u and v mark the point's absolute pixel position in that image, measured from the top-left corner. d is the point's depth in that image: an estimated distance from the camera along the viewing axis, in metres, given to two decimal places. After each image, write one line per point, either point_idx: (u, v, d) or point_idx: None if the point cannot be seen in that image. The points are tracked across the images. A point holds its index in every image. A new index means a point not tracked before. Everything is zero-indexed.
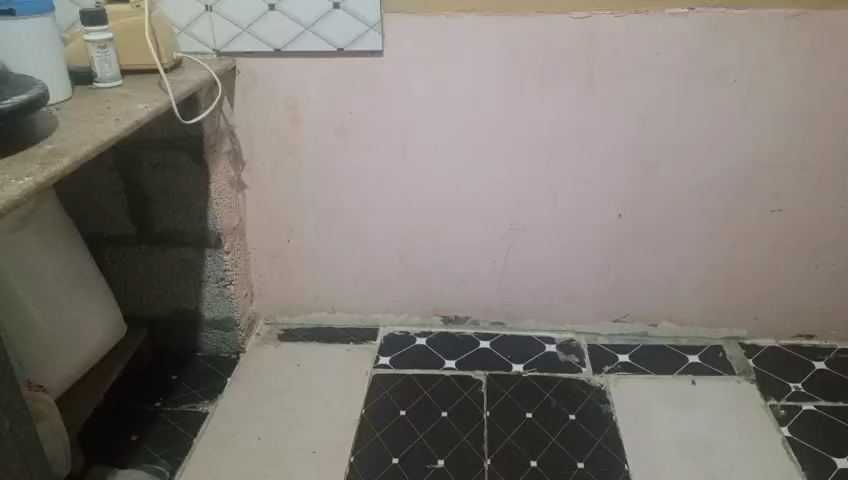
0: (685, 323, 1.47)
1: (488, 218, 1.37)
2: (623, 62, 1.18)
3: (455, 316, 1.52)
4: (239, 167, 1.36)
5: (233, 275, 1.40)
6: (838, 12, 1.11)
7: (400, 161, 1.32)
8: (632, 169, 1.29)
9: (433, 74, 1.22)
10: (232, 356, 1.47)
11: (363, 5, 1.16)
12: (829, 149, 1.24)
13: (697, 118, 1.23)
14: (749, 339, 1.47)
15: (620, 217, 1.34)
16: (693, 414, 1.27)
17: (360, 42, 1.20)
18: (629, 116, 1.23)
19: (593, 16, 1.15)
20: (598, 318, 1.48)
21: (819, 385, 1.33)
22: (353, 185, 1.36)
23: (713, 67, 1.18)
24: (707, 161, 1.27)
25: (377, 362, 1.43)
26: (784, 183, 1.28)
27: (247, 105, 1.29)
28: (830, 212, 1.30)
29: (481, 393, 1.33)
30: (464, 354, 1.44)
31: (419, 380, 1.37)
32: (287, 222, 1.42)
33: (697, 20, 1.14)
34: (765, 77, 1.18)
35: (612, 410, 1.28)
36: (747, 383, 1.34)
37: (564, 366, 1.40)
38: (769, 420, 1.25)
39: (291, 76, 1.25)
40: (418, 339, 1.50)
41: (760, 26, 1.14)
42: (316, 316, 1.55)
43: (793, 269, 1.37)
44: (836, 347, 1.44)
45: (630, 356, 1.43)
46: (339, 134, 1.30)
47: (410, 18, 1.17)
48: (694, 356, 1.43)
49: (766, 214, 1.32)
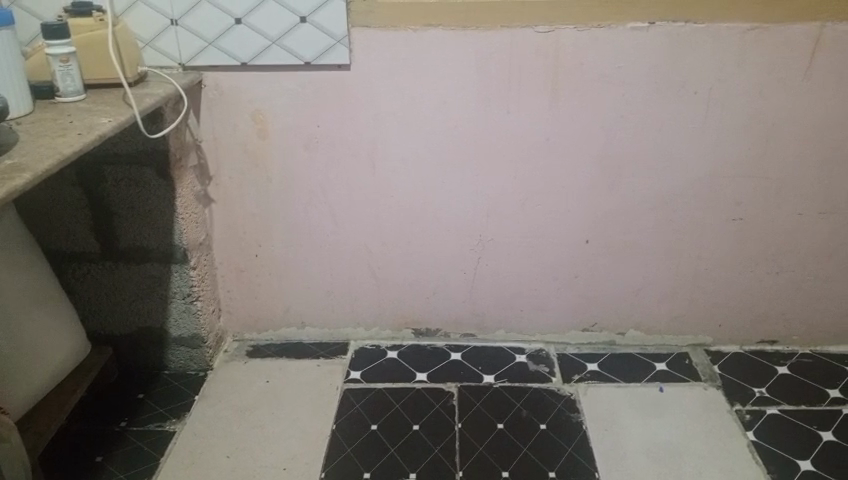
0: (652, 331, 1.49)
1: (457, 229, 1.38)
2: (587, 75, 1.21)
3: (426, 328, 1.51)
4: (206, 181, 1.35)
5: (200, 291, 1.39)
6: (792, 26, 1.15)
7: (368, 174, 1.32)
8: (598, 179, 1.31)
9: (401, 88, 1.23)
10: (200, 373, 1.45)
11: (331, 20, 1.17)
12: (786, 159, 1.28)
13: (660, 129, 1.25)
14: (714, 346, 1.49)
15: (588, 242, 1.38)
16: (661, 420, 1.29)
17: (327, 56, 1.20)
18: (594, 128, 1.26)
19: (557, 30, 1.17)
20: (567, 327, 1.49)
21: (782, 389, 1.36)
22: (322, 198, 1.35)
23: (674, 80, 1.21)
24: (670, 172, 1.30)
25: (348, 377, 1.42)
26: (744, 192, 1.31)
27: (213, 118, 1.28)
28: (789, 220, 1.34)
29: (453, 405, 1.33)
30: (435, 366, 1.44)
31: (390, 393, 1.36)
32: (254, 236, 1.41)
33: (658, 33, 1.17)
34: (724, 89, 1.21)
35: (582, 419, 1.29)
36: (713, 389, 1.36)
37: (534, 376, 1.41)
38: (735, 425, 1.27)
39: (258, 89, 1.25)
40: (388, 352, 1.49)
41: (718, 40, 1.17)
42: (286, 331, 1.53)
43: (755, 276, 1.41)
44: (798, 351, 1.47)
45: (598, 365, 1.44)
46: (307, 147, 1.30)
47: (377, 32, 1.18)
48: (662, 364, 1.45)
49: (728, 223, 1.35)
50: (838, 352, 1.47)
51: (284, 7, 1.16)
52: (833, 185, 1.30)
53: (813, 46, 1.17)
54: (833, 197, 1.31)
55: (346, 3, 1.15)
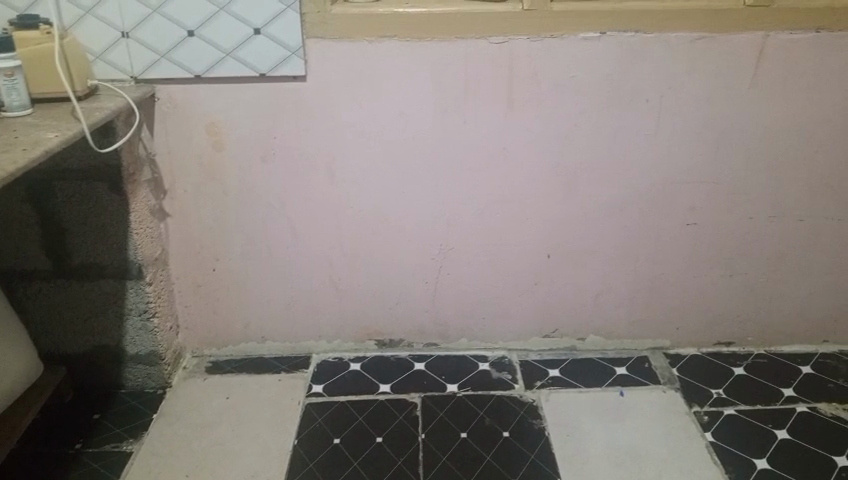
0: (611, 336, 1.51)
1: (417, 239, 1.38)
2: (541, 85, 1.22)
3: (389, 339, 1.51)
4: (161, 196, 1.32)
5: (156, 307, 1.36)
6: (737, 36, 1.19)
7: (327, 186, 1.32)
8: (555, 187, 1.32)
9: (357, 99, 1.23)
10: (158, 391, 1.42)
11: (285, 32, 1.16)
12: (736, 165, 1.31)
13: (613, 137, 1.27)
14: (673, 349, 1.52)
15: (549, 258, 1.40)
16: (622, 424, 1.30)
17: (282, 68, 1.19)
18: (550, 137, 1.27)
19: (510, 40, 1.18)
20: (529, 334, 1.50)
21: (738, 390, 1.39)
22: (281, 210, 1.34)
23: (626, 88, 1.23)
24: (625, 179, 1.32)
25: (310, 390, 1.40)
26: (697, 198, 1.34)
27: (167, 132, 1.26)
28: (741, 224, 1.37)
29: (416, 415, 1.32)
30: (398, 377, 1.43)
31: (353, 406, 1.35)
32: (212, 249, 1.39)
33: (609, 43, 1.19)
34: (675, 97, 1.24)
35: (545, 425, 1.30)
36: (672, 392, 1.39)
37: (497, 383, 1.41)
38: (694, 426, 1.29)
39: (213, 101, 1.23)
40: (351, 364, 1.48)
41: (667, 49, 1.20)
42: (246, 346, 1.51)
43: (710, 279, 1.43)
44: (753, 352, 1.51)
45: (560, 371, 1.45)
46: (264, 159, 1.29)
47: (332, 43, 1.18)
48: (622, 368, 1.47)
49: (682, 228, 1.37)
50: (791, 352, 1.51)
51: (237, 19, 1.15)
52: (781, 189, 1.34)
53: (758, 55, 1.21)
54: (781, 201, 1.35)
55: (300, 14, 1.15)
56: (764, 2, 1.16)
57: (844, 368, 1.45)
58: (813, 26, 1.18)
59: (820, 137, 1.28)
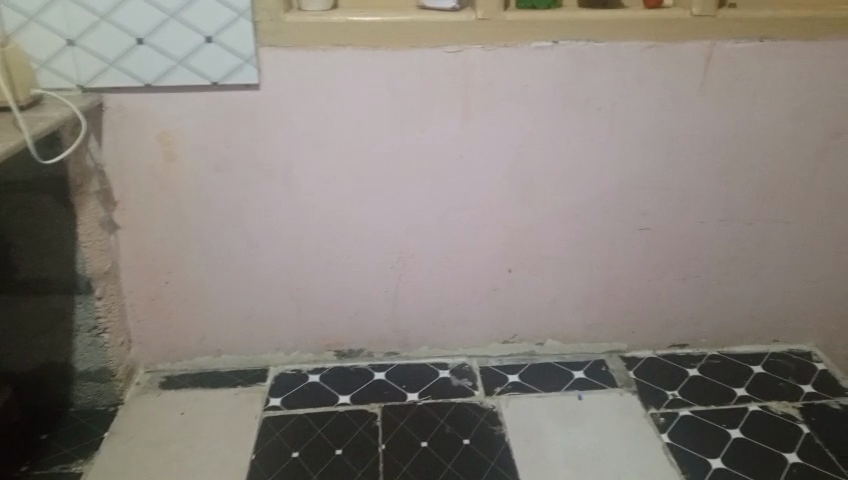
0: (570, 340, 1.52)
1: (376, 248, 1.37)
2: (496, 93, 1.23)
3: (349, 349, 1.49)
4: (110, 207, 1.29)
5: (107, 323, 1.33)
6: (684, 45, 1.22)
7: (283, 195, 1.30)
8: (511, 195, 1.33)
9: (312, 107, 1.22)
10: (110, 408, 1.38)
11: (237, 40, 1.15)
12: (687, 170, 1.34)
13: (567, 145, 1.29)
14: (629, 352, 1.54)
15: (510, 272, 1.42)
16: (581, 428, 1.31)
17: (235, 77, 1.18)
18: (506, 144, 1.28)
19: (465, 49, 1.19)
20: (488, 341, 1.50)
21: (693, 391, 1.41)
22: (235, 221, 1.32)
23: (579, 96, 1.25)
24: (580, 185, 1.33)
25: (268, 404, 1.38)
26: (650, 203, 1.37)
27: (116, 141, 1.23)
28: (692, 228, 1.40)
29: (376, 426, 1.31)
30: (358, 387, 1.42)
31: (312, 418, 1.33)
32: (165, 261, 1.35)
33: (561, 53, 1.21)
34: (626, 105, 1.26)
35: (505, 431, 1.30)
36: (630, 395, 1.40)
37: (457, 391, 1.41)
38: (651, 428, 1.31)
39: (164, 110, 1.21)
40: (310, 376, 1.46)
41: (618, 57, 1.22)
42: (201, 360, 1.48)
43: (664, 282, 1.46)
44: (707, 353, 1.54)
45: (519, 376, 1.46)
46: (217, 168, 1.27)
47: (286, 52, 1.17)
48: (580, 372, 1.48)
49: (635, 233, 1.40)
50: (743, 352, 1.54)
51: (188, 27, 1.13)
52: (730, 194, 1.37)
53: (705, 63, 1.24)
54: (730, 205, 1.38)
55: (253, 23, 1.14)
56: (710, 12, 1.20)
57: (793, 366, 1.49)
58: (757, 35, 1.22)
59: (766, 143, 1.32)
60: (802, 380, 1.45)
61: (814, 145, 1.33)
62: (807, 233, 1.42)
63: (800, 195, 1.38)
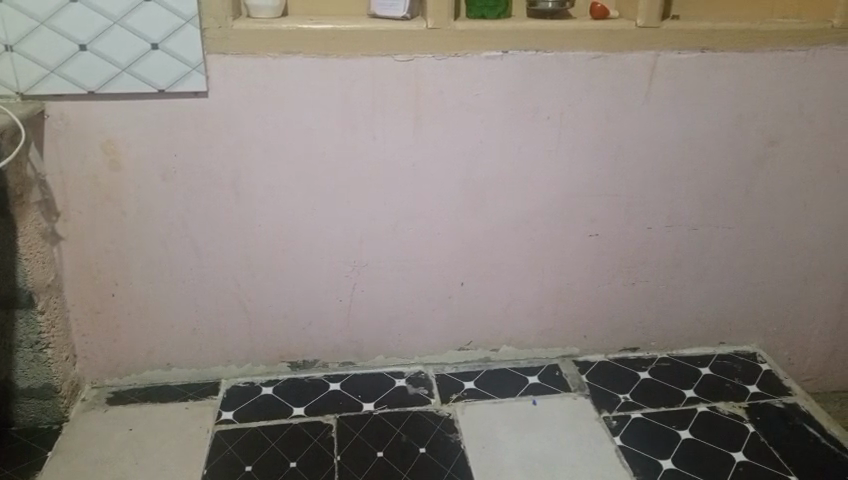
0: (523, 346, 1.53)
1: (329, 256, 1.36)
2: (447, 102, 1.24)
3: (303, 360, 1.47)
4: (53, 218, 1.24)
5: (50, 337, 1.28)
6: (630, 55, 1.25)
7: (233, 204, 1.28)
8: (464, 202, 1.34)
9: (263, 115, 1.21)
10: (54, 426, 1.33)
11: (184, 47, 1.13)
12: (634, 177, 1.37)
13: (518, 153, 1.31)
14: (582, 356, 1.56)
15: (463, 284, 1.43)
16: (536, 433, 1.32)
17: (182, 84, 1.16)
18: (458, 152, 1.29)
19: (416, 58, 1.20)
20: (443, 348, 1.51)
21: (644, 394, 1.44)
22: (184, 231, 1.29)
23: (528, 105, 1.27)
24: (531, 193, 1.35)
25: (220, 417, 1.35)
26: (599, 209, 1.39)
27: (59, 150, 1.19)
28: (640, 233, 1.43)
29: (331, 437, 1.29)
30: (312, 398, 1.40)
31: (265, 431, 1.31)
32: (111, 273, 1.32)
33: (511, 62, 1.23)
34: (574, 114, 1.29)
35: (461, 439, 1.29)
36: (582, 399, 1.42)
37: (413, 399, 1.40)
38: (604, 431, 1.33)
39: (109, 118, 1.18)
40: (263, 388, 1.43)
41: (566, 67, 1.24)
42: (150, 373, 1.44)
43: (614, 287, 1.49)
44: (657, 356, 1.57)
45: (475, 383, 1.46)
46: (165, 177, 1.24)
47: (235, 59, 1.16)
48: (534, 377, 1.49)
49: (585, 239, 1.42)
50: (692, 354, 1.58)
51: (133, 33, 1.11)
52: (677, 200, 1.41)
53: (650, 73, 1.27)
54: (677, 211, 1.42)
55: (200, 30, 1.13)
56: (654, 23, 1.23)
57: (739, 367, 1.54)
58: (698, 46, 1.26)
59: (709, 151, 1.36)
60: (748, 380, 1.49)
61: (754, 152, 1.37)
62: (749, 238, 1.47)
63: (742, 200, 1.42)
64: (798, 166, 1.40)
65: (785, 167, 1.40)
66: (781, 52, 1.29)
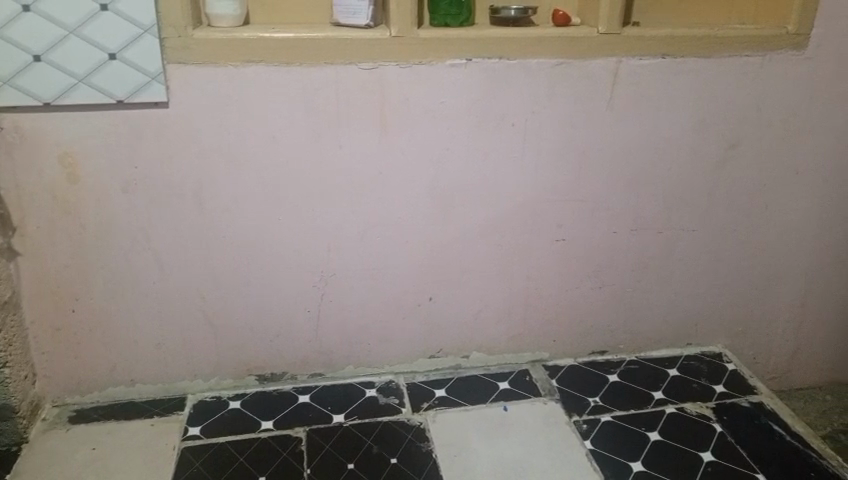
0: (493, 352, 1.53)
1: (296, 267, 1.34)
2: (412, 110, 1.24)
3: (271, 373, 1.45)
4: (9, 233, 1.21)
5: (7, 357, 1.23)
6: (592, 61, 1.26)
7: (196, 216, 1.26)
8: (431, 210, 1.34)
9: (225, 125, 1.19)
10: (13, 448, 1.29)
11: (143, 57, 1.11)
12: (599, 182, 1.38)
13: (484, 160, 1.31)
14: (551, 361, 1.57)
15: (432, 300, 1.44)
16: (507, 440, 1.32)
17: (142, 94, 1.14)
18: (424, 160, 1.29)
19: (380, 66, 1.19)
20: (413, 357, 1.50)
21: (614, 397, 1.45)
22: (146, 244, 1.27)
23: (493, 112, 1.27)
24: (498, 199, 1.35)
25: (187, 433, 1.32)
26: (566, 215, 1.40)
27: (14, 164, 1.16)
28: (606, 237, 1.44)
29: (301, 450, 1.27)
30: (281, 411, 1.38)
31: (233, 446, 1.28)
32: (71, 288, 1.28)
33: (475, 70, 1.23)
34: (539, 120, 1.29)
35: (432, 448, 1.28)
36: (553, 403, 1.42)
37: (384, 409, 1.39)
38: (575, 436, 1.33)
39: (65, 129, 1.15)
40: (231, 402, 1.41)
41: (529, 74, 1.25)
42: (113, 390, 1.40)
43: (581, 291, 1.50)
44: (625, 359, 1.58)
45: (446, 390, 1.45)
46: (125, 189, 1.21)
47: (195, 69, 1.14)
48: (505, 383, 1.49)
49: (552, 244, 1.43)
50: (659, 356, 1.60)
51: (90, 43, 1.08)
52: (642, 204, 1.42)
53: (612, 80, 1.29)
54: (641, 215, 1.43)
55: (159, 39, 1.11)
56: (615, 30, 1.25)
57: (705, 367, 1.56)
58: (658, 52, 1.28)
59: (672, 155, 1.38)
60: (714, 380, 1.51)
61: (715, 156, 1.40)
62: (712, 240, 1.49)
63: (705, 203, 1.45)
64: (758, 169, 1.43)
65: (746, 170, 1.43)
66: (739, 58, 1.31)
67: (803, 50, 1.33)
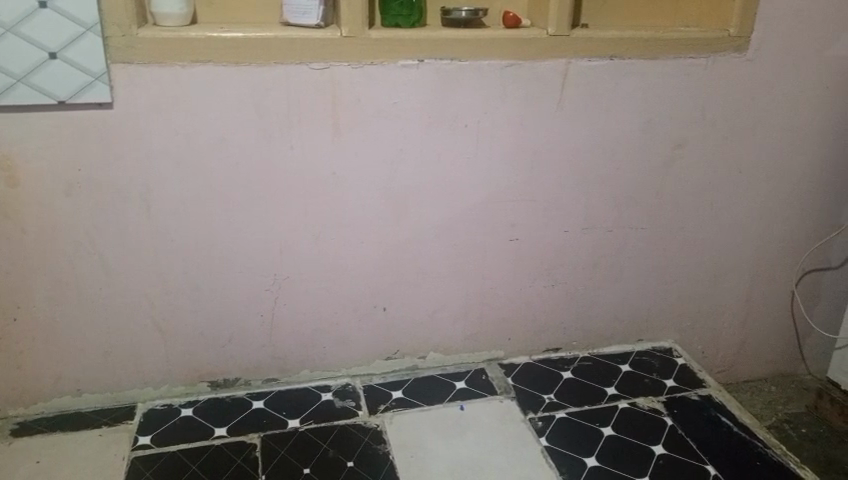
0: (450, 352, 1.54)
1: (249, 270, 1.32)
2: (365, 111, 1.23)
3: (224, 378, 1.42)
4: None
5: None
6: (542, 63, 1.28)
7: (144, 220, 1.23)
8: (386, 211, 1.33)
9: (173, 126, 1.16)
10: None
11: (86, 56, 1.08)
12: (551, 182, 1.40)
13: (438, 161, 1.31)
14: (506, 359, 1.58)
15: (386, 309, 1.44)
16: (464, 439, 1.32)
17: (85, 95, 1.10)
18: (378, 161, 1.28)
19: (331, 66, 1.19)
20: (369, 359, 1.49)
21: (569, 394, 1.47)
22: (92, 249, 1.23)
23: (446, 113, 1.28)
24: (452, 200, 1.36)
25: (136, 443, 1.28)
26: (519, 214, 1.41)
27: None
28: (559, 236, 1.46)
29: (256, 456, 1.25)
30: (235, 418, 1.35)
31: (185, 455, 1.25)
32: (12, 296, 1.24)
33: (427, 70, 1.23)
34: (491, 121, 1.30)
35: (389, 450, 1.28)
36: (509, 401, 1.43)
37: (340, 412, 1.38)
38: (531, 433, 1.34)
39: (3, 131, 1.10)
40: (183, 409, 1.37)
41: (481, 75, 1.26)
42: (59, 401, 1.35)
43: (535, 290, 1.51)
44: (579, 356, 1.61)
45: (403, 392, 1.45)
46: (69, 193, 1.17)
47: (141, 69, 1.12)
48: (461, 382, 1.49)
49: (506, 243, 1.44)
50: (612, 352, 1.63)
51: (29, 42, 1.05)
52: (592, 203, 1.45)
53: (562, 81, 1.31)
54: (593, 214, 1.46)
55: (102, 38, 1.08)
56: (564, 32, 1.27)
57: (656, 362, 1.59)
58: (607, 54, 1.31)
59: (621, 155, 1.41)
60: (665, 375, 1.54)
61: (663, 156, 1.43)
62: (661, 237, 1.53)
63: (653, 202, 1.48)
64: (703, 168, 1.47)
65: (692, 169, 1.46)
66: (683, 60, 1.35)
67: (744, 52, 1.37)
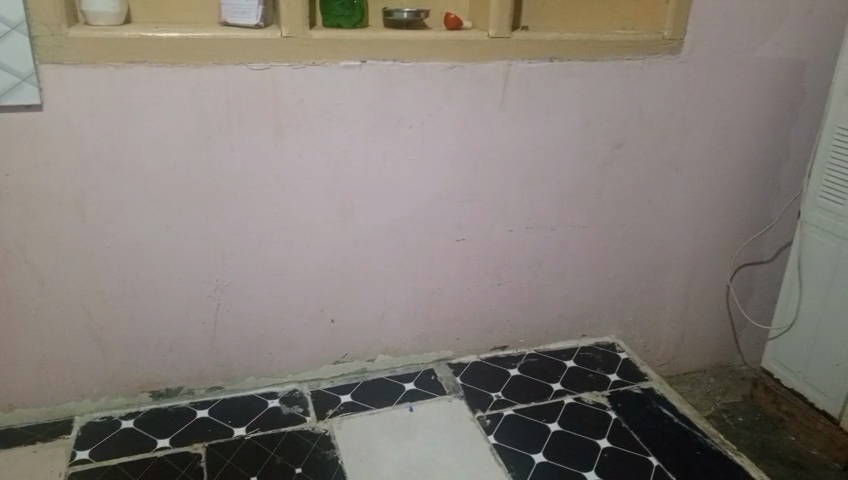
0: (398, 354, 1.53)
1: (191, 276, 1.29)
2: (307, 112, 1.22)
3: (167, 388, 1.38)
4: None
5: None
6: (483, 63, 1.29)
7: (79, 226, 1.18)
8: (331, 213, 1.32)
9: (108, 129, 1.13)
10: None
11: (12, 56, 1.03)
12: (496, 182, 1.41)
13: (383, 163, 1.31)
14: (455, 359, 1.59)
15: (334, 322, 1.44)
16: (414, 441, 1.32)
17: (12, 96, 1.05)
18: (322, 164, 1.27)
19: (272, 66, 1.17)
20: (317, 363, 1.47)
21: (516, 392, 1.48)
22: (23, 257, 1.18)
23: (389, 114, 1.27)
24: (398, 201, 1.36)
25: (74, 458, 1.23)
26: (464, 215, 1.42)
27: None
28: (504, 236, 1.48)
29: (201, 467, 1.22)
30: (179, 428, 1.31)
31: (126, 468, 1.20)
32: None
33: (369, 71, 1.23)
34: (435, 122, 1.31)
35: (338, 455, 1.26)
36: (457, 401, 1.44)
37: (287, 419, 1.36)
38: (480, 432, 1.35)
39: None
40: (124, 421, 1.33)
41: (424, 77, 1.26)
42: None
43: (482, 289, 1.53)
44: (526, 353, 1.63)
45: (351, 395, 1.44)
46: None
47: (73, 69, 1.08)
48: (410, 383, 1.49)
49: (452, 244, 1.45)
50: (557, 348, 1.65)
51: None
52: (536, 202, 1.47)
53: (504, 81, 1.32)
54: (536, 213, 1.48)
55: (30, 37, 1.04)
56: (504, 34, 1.28)
57: (600, 358, 1.62)
58: (546, 56, 1.33)
59: (563, 154, 1.43)
60: (609, 370, 1.57)
61: (603, 155, 1.46)
62: (603, 234, 1.56)
63: (595, 200, 1.51)
64: (642, 167, 1.51)
65: (631, 168, 1.50)
66: (620, 61, 1.38)
67: (678, 54, 1.42)
